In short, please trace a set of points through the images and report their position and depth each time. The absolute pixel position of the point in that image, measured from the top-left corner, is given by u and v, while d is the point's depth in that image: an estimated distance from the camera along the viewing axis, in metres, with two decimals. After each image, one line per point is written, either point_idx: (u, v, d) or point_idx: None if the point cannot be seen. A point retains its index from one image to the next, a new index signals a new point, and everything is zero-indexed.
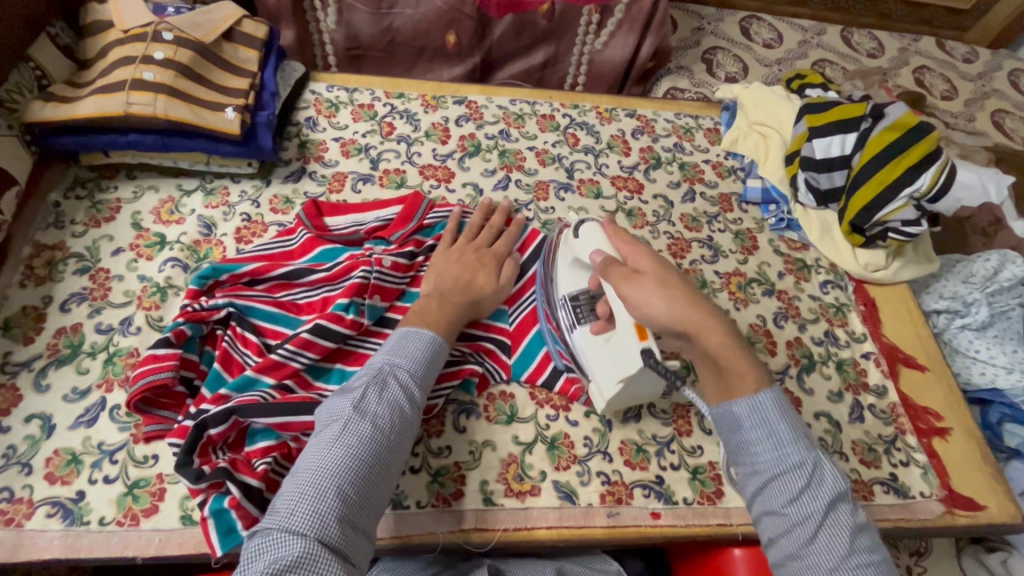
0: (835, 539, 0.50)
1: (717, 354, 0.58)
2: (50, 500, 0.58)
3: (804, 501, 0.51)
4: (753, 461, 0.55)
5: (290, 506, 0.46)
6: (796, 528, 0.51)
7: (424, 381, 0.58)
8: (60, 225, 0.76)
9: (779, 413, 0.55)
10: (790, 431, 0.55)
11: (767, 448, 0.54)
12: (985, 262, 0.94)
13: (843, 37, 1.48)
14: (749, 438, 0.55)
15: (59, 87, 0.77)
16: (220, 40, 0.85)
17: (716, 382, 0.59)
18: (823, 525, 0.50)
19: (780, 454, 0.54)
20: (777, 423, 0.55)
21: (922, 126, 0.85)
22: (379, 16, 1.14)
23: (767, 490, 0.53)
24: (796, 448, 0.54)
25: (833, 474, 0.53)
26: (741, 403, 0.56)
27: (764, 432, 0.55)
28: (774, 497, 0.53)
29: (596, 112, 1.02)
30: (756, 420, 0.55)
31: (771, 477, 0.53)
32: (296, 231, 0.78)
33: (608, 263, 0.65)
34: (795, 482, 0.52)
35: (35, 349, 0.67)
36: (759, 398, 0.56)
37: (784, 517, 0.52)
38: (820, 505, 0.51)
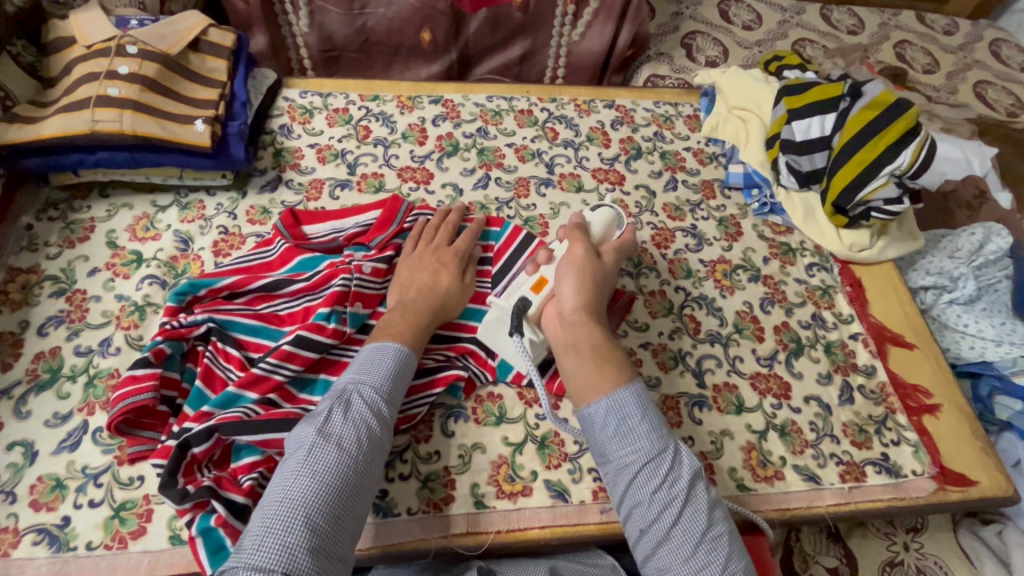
0: (696, 517, 0.51)
1: (601, 344, 0.60)
2: (36, 528, 0.58)
3: (669, 488, 0.52)
4: (619, 457, 0.54)
5: (258, 541, 0.46)
6: (662, 515, 0.51)
7: (391, 397, 0.58)
8: (34, 248, 0.75)
9: (639, 406, 0.56)
10: (650, 419, 0.55)
11: (629, 440, 0.54)
12: (970, 236, 0.94)
13: (822, 15, 1.47)
14: (609, 437, 0.55)
15: (24, 108, 0.76)
16: (187, 51, 0.83)
17: (589, 371, 0.59)
18: (686, 509, 0.51)
19: (641, 444, 0.54)
20: (637, 416, 0.55)
21: (901, 104, 0.85)
22: (352, 17, 1.13)
23: (633, 485, 0.53)
24: (656, 438, 0.54)
25: (691, 458, 0.54)
26: (604, 400, 0.56)
27: (627, 425, 0.55)
28: (641, 489, 0.52)
29: (574, 104, 1.01)
30: (620, 416, 0.55)
31: (637, 469, 0.53)
32: (274, 242, 0.77)
33: (576, 229, 0.71)
34: (660, 472, 0.52)
35: (14, 375, 0.66)
36: (622, 392, 0.56)
37: (653, 507, 0.52)
38: (683, 489, 0.52)
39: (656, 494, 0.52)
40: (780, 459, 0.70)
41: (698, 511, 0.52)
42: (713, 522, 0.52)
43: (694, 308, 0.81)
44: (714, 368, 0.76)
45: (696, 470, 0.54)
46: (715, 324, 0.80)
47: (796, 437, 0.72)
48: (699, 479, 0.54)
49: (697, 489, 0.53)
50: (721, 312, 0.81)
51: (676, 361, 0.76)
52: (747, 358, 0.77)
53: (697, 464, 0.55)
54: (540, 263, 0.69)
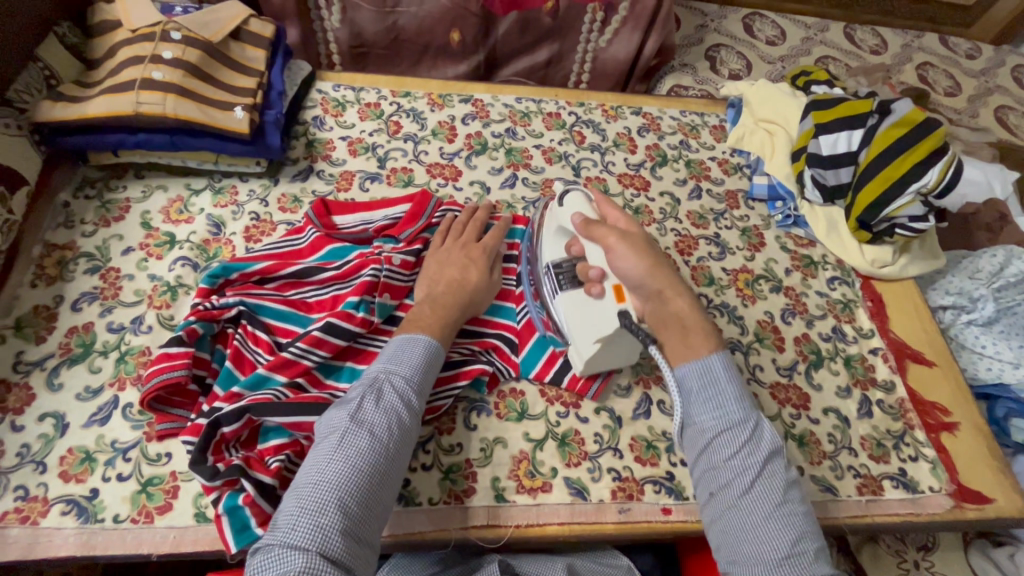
0: (770, 487, 0.52)
1: (685, 316, 0.61)
2: (65, 498, 0.58)
3: (746, 454, 0.53)
4: (698, 422, 0.56)
5: (292, 521, 0.46)
6: (735, 478, 0.52)
7: (421, 388, 0.59)
8: (70, 225, 0.77)
9: (727, 374, 0.57)
10: (737, 389, 0.56)
11: (713, 407, 0.56)
12: (991, 258, 0.94)
13: (846, 33, 1.48)
14: (693, 399, 0.57)
15: (68, 88, 0.77)
16: (227, 40, 0.85)
17: (679, 342, 0.60)
18: (760, 477, 0.52)
19: (723, 411, 0.55)
20: (723, 384, 0.56)
21: (928, 123, 0.86)
22: (384, 14, 1.14)
23: (708, 445, 0.55)
24: (739, 407, 0.55)
25: (772, 435, 0.55)
26: (693, 365, 0.58)
27: (711, 392, 0.56)
28: (716, 453, 0.54)
29: (601, 110, 1.02)
30: (705, 383, 0.57)
31: (715, 433, 0.55)
32: (304, 230, 0.78)
33: (592, 223, 0.67)
34: (739, 440, 0.53)
35: (47, 348, 0.67)
36: (710, 359, 0.57)
37: (726, 473, 0.53)
38: (759, 459, 0.53)
39: (731, 463, 0.53)
40: (798, 468, 0.71)
41: (772, 483, 0.52)
42: (786, 499, 0.52)
43: (715, 316, 0.81)
44: None
45: (775, 447, 0.54)
46: (736, 332, 0.80)
47: (814, 448, 0.72)
48: (778, 456, 0.54)
49: (774, 464, 0.53)
50: (742, 321, 0.82)
51: None
52: (767, 367, 0.78)
53: (779, 442, 0.54)
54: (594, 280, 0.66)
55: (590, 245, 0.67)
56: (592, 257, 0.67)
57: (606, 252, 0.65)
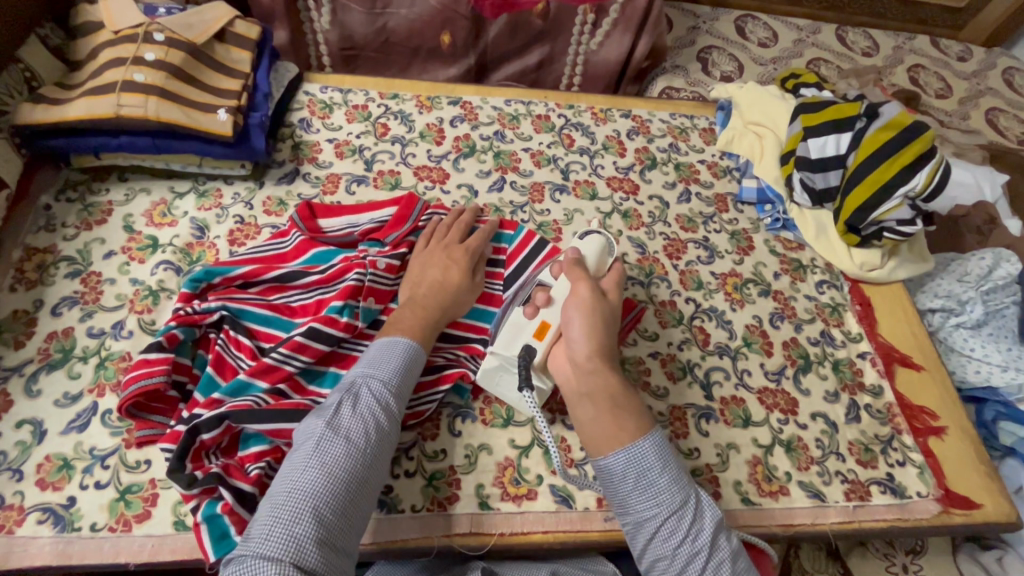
0: (720, 568, 0.53)
1: (615, 392, 0.59)
2: (41, 506, 0.58)
3: (693, 541, 0.53)
4: (639, 512, 0.55)
5: (265, 531, 0.46)
6: (684, 568, 0.52)
7: (400, 392, 0.58)
8: (51, 229, 0.76)
9: (661, 460, 0.55)
10: (671, 473, 0.55)
11: (650, 496, 0.54)
12: (979, 261, 0.93)
13: (837, 35, 1.48)
14: (630, 491, 0.55)
15: (49, 89, 0.76)
16: (212, 41, 0.84)
17: (608, 423, 0.58)
18: (709, 560, 0.52)
19: (662, 498, 0.54)
20: (659, 468, 0.55)
21: (917, 126, 0.85)
22: (373, 16, 1.13)
23: (655, 539, 0.54)
24: (676, 490, 0.55)
25: (711, 509, 0.55)
26: (623, 454, 0.56)
27: (647, 478, 0.55)
28: (664, 543, 0.53)
29: (591, 112, 1.01)
30: (638, 473, 0.55)
31: (658, 527, 0.54)
32: (289, 233, 0.77)
33: (575, 264, 0.68)
34: (684, 530, 0.53)
35: (26, 354, 0.66)
36: (642, 445, 0.56)
37: (676, 561, 0.53)
38: (705, 542, 0.53)
39: (680, 549, 0.53)
40: (785, 474, 0.70)
41: (722, 562, 0.53)
42: (735, 573, 0.53)
43: (703, 320, 0.81)
44: (722, 380, 0.76)
45: (716, 521, 0.55)
46: (724, 336, 0.80)
47: (802, 453, 0.72)
48: (720, 528, 0.55)
49: (719, 540, 0.54)
50: (730, 325, 0.81)
51: (684, 371, 0.76)
52: (754, 372, 0.78)
53: (717, 513, 0.56)
54: (539, 305, 0.67)
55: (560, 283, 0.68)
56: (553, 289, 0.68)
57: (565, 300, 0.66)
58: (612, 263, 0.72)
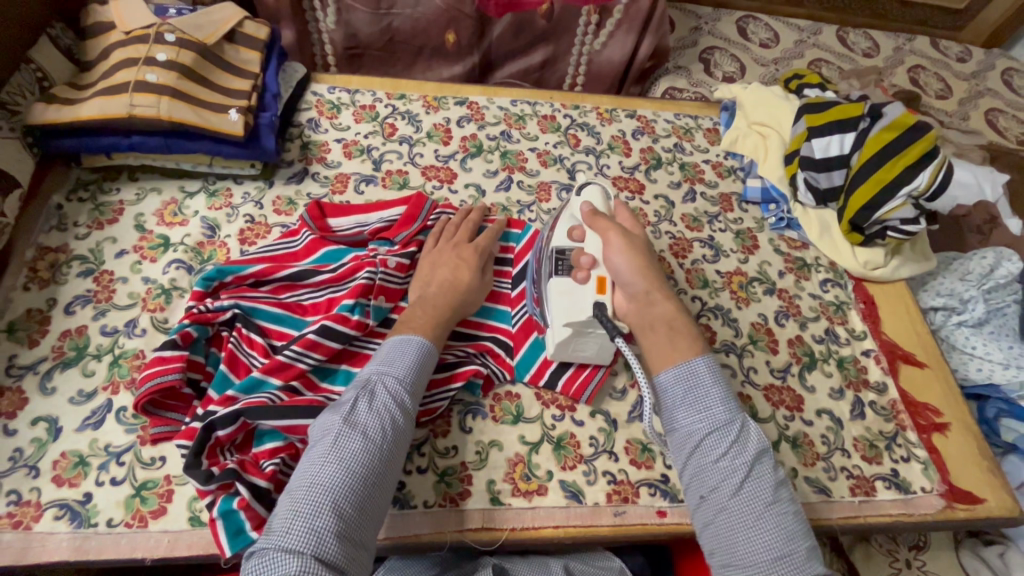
0: (760, 486, 0.53)
1: (673, 318, 0.63)
2: (58, 503, 0.58)
3: (733, 455, 0.54)
4: (686, 426, 0.57)
5: (286, 525, 0.46)
6: (724, 479, 0.53)
7: (414, 389, 0.59)
8: (63, 228, 0.76)
9: (712, 378, 0.58)
10: (720, 391, 0.57)
11: (698, 410, 0.57)
12: (981, 259, 0.95)
13: (838, 36, 1.50)
14: (679, 404, 0.58)
15: (61, 90, 0.77)
16: (222, 42, 0.85)
17: (664, 346, 0.62)
18: (750, 475, 0.53)
19: (709, 414, 0.56)
20: (708, 386, 0.58)
21: (920, 126, 0.86)
22: (379, 16, 1.14)
23: (696, 453, 0.55)
24: (724, 408, 0.56)
25: (758, 436, 0.55)
26: (677, 370, 0.59)
27: (697, 395, 0.57)
28: (704, 458, 0.55)
29: (596, 113, 1.02)
30: (691, 387, 0.58)
31: (702, 437, 0.55)
32: (299, 232, 0.78)
33: (598, 215, 0.70)
34: (725, 446, 0.54)
35: (40, 352, 0.67)
36: (696, 363, 0.59)
37: (715, 473, 0.54)
38: (747, 458, 0.54)
39: (719, 466, 0.54)
40: (792, 470, 0.71)
41: (761, 482, 0.53)
42: (777, 497, 0.53)
43: (709, 318, 0.82)
44: (729, 378, 0.77)
45: (761, 447, 0.55)
46: (730, 334, 0.81)
47: (808, 449, 0.73)
48: (765, 455, 0.55)
49: (762, 463, 0.54)
50: (736, 324, 0.82)
51: None
52: (760, 369, 0.78)
53: (765, 441, 0.55)
54: (585, 266, 0.67)
55: (592, 236, 0.69)
56: (588, 245, 0.69)
57: (604, 244, 0.68)
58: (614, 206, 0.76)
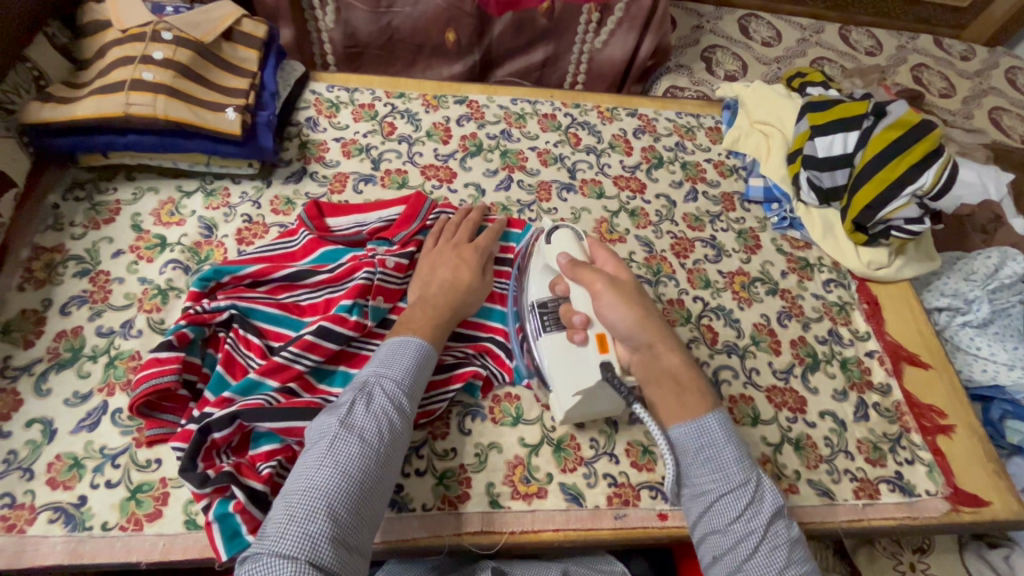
0: (775, 552, 0.52)
1: (678, 372, 0.61)
2: (52, 505, 0.58)
3: (748, 518, 0.53)
4: (699, 484, 0.56)
5: (280, 530, 0.46)
6: (738, 543, 0.53)
7: (412, 391, 0.58)
8: (59, 228, 0.76)
9: (726, 434, 0.57)
10: (736, 450, 0.56)
11: (712, 470, 0.56)
12: (986, 259, 0.94)
13: (841, 35, 1.48)
14: (691, 463, 0.57)
15: (57, 88, 0.76)
16: (220, 40, 0.84)
17: (673, 401, 0.59)
18: (765, 538, 0.53)
19: (723, 474, 0.55)
20: (722, 445, 0.56)
21: (923, 124, 0.86)
22: (378, 14, 1.13)
23: (710, 512, 0.55)
24: (739, 468, 0.55)
25: (772, 496, 0.55)
26: (688, 426, 0.57)
27: (711, 454, 0.56)
28: (719, 518, 0.54)
29: (597, 111, 1.01)
30: (703, 444, 0.57)
31: (716, 498, 0.55)
32: (297, 232, 0.77)
33: (579, 266, 0.65)
34: (741, 507, 0.54)
35: (35, 352, 0.66)
36: (707, 420, 0.57)
37: (728, 536, 0.53)
38: (762, 521, 0.53)
39: (734, 527, 0.53)
40: (795, 472, 0.70)
41: (776, 545, 0.53)
42: (789, 563, 0.53)
43: (711, 319, 0.81)
44: (731, 379, 0.76)
45: (776, 508, 0.55)
46: (732, 335, 0.80)
47: (811, 452, 0.72)
48: (779, 516, 0.55)
49: (776, 525, 0.54)
50: (738, 324, 0.81)
51: None
52: (763, 370, 0.78)
53: (779, 502, 0.55)
54: (578, 326, 0.63)
55: (577, 291, 0.65)
56: (576, 301, 0.65)
57: (594, 298, 0.63)
58: (589, 245, 0.70)
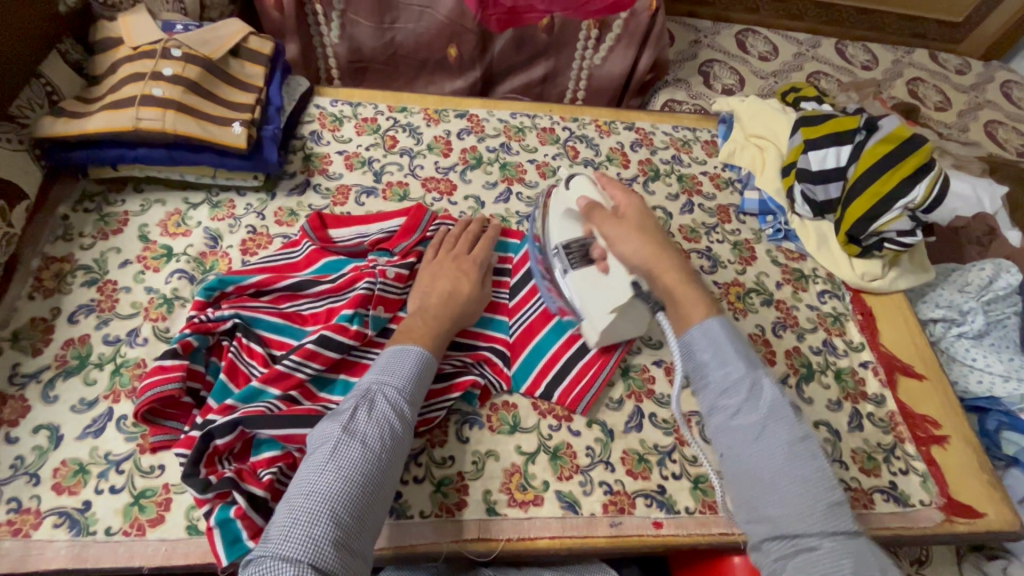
0: (778, 443, 0.53)
1: (676, 289, 0.64)
2: (57, 510, 0.59)
3: (749, 413, 0.55)
4: (704, 383, 0.58)
5: (284, 532, 0.47)
6: (740, 437, 0.54)
7: (413, 399, 0.59)
8: (68, 238, 0.78)
9: (727, 335, 0.59)
10: (737, 349, 0.58)
11: (715, 365, 0.58)
12: (980, 271, 0.95)
13: (837, 49, 1.51)
14: (698, 363, 0.59)
15: (69, 104, 0.79)
16: (227, 56, 0.87)
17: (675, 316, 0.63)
18: (766, 431, 0.54)
19: (724, 371, 0.57)
20: (723, 344, 0.58)
21: (916, 138, 0.87)
22: (382, 30, 1.16)
23: (715, 408, 0.57)
24: (740, 366, 0.57)
25: (775, 394, 0.56)
26: (694, 331, 0.60)
27: (711, 353, 0.59)
28: (721, 415, 0.56)
29: (595, 125, 1.03)
30: (706, 344, 0.59)
31: (719, 396, 0.57)
32: (300, 243, 0.79)
33: (593, 206, 0.70)
34: (738, 400, 0.55)
35: (43, 360, 0.67)
36: (708, 324, 0.60)
37: (731, 431, 0.55)
38: (762, 416, 0.54)
39: (733, 417, 0.55)
40: None
41: (779, 441, 0.53)
42: (796, 457, 0.53)
43: None
44: None
45: (779, 405, 0.55)
46: None
47: None
48: (783, 412, 0.55)
49: (777, 422, 0.54)
50: None
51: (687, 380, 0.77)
52: None
53: (780, 399, 0.55)
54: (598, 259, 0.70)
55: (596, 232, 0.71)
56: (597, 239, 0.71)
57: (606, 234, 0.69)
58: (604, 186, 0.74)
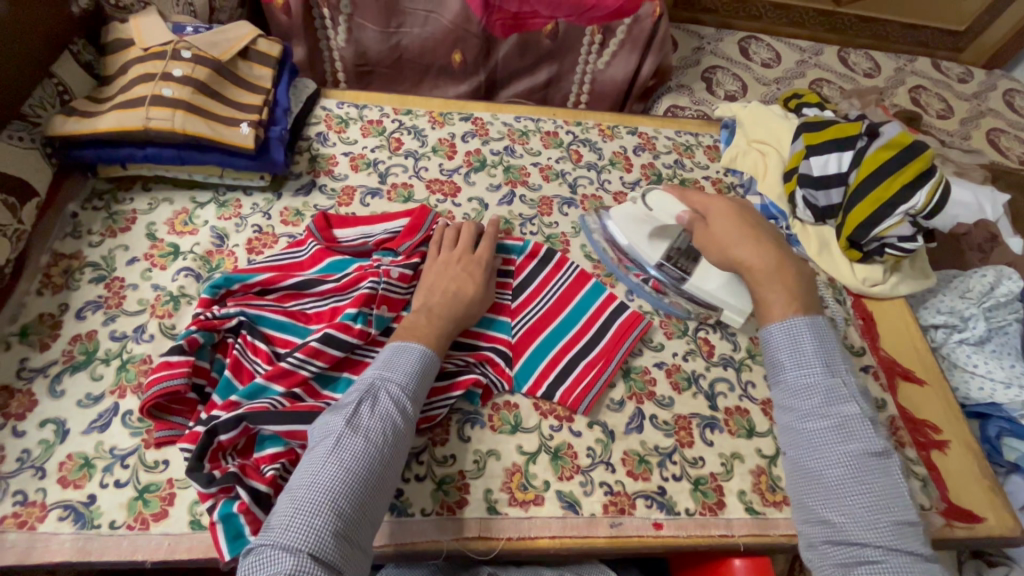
0: (848, 449, 0.59)
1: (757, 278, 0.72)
2: (62, 504, 0.59)
3: (823, 416, 0.61)
4: (784, 382, 0.66)
5: (285, 522, 0.47)
6: (811, 436, 0.61)
7: (415, 395, 0.60)
8: (78, 235, 0.79)
9: (813, 342, 0.66)
10: (823, 357, 0.65)
11: (796, 368, 0.65)
12: (981, 277, 0.95)
13: (839, 57, 1.52)
14: (780, 363, 0.67)
15: (80, 103, 0.80)
16: (236, 59, 0.88)
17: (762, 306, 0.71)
18: (836, 435, 0.60)
19: (805, 377, 0.64)
20: (806, 348, 0.65)
21: (916, 145, 0.88)
22: (388, 34, 1.17)
23: (791, 407, 0.64)
24: (821, 375, 0.64)
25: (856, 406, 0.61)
26: (780, 330, 0.68)
27: (794, 357, 0.66)
28: (796, 414, 0.63)
29: (598, 129, 1.04)
30: (791, 346, 0.66)
31: (796, 397, 0.64)
32: (306, 242, 0.80)
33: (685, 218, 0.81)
34: (813, 404, 0.62)
35: (50, 355, 0.68)
36: (795, 320, 0.67)
37: (803, 430, 0.62)
38: (836, 422, 0.61)
39: (810, 428, 0.62)
40: None
41: (849, 449, 0.59)
42: (862, 466, 0.58)
43: (708, 332, 0.83)
44: (727, 392, 0.77)
45: (856, 416, 0.61)
46: (728, 348, 0.82)
47: None
48: (858, 423, 0.60)
49: (851, 430, 0.60)
50: (735, 338, 0.83)
51: (688, 383, 0.77)
52: (759, 384, 0.79)
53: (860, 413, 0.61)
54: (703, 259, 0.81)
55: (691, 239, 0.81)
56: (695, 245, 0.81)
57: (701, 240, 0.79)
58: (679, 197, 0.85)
